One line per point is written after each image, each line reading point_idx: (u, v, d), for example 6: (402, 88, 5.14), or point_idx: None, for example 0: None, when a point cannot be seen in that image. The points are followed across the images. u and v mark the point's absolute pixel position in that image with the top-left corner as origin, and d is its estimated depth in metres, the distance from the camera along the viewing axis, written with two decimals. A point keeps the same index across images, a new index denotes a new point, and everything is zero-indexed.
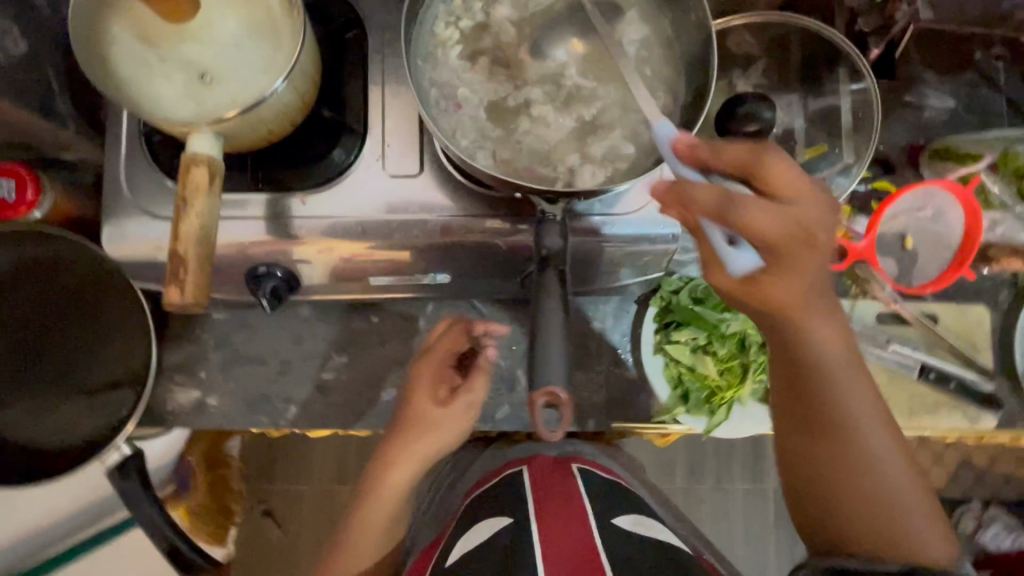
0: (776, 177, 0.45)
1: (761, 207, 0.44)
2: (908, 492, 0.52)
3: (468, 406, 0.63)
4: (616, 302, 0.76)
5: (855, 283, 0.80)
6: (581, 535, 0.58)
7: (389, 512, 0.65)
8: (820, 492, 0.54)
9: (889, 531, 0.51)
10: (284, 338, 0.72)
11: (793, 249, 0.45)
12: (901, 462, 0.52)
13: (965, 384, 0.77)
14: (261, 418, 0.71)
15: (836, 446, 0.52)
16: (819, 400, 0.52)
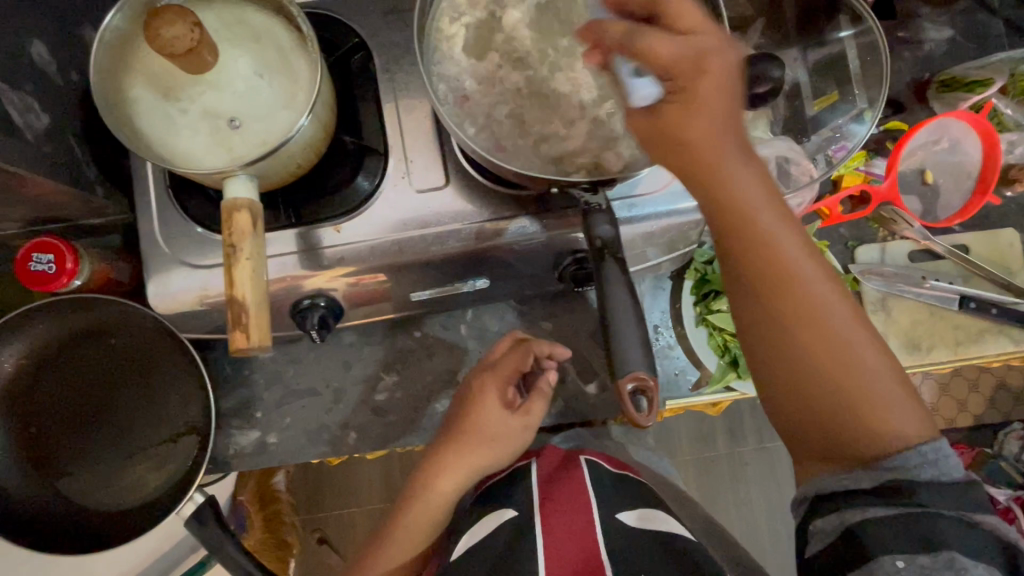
0: (674, 12, 0.41)
1: (663, 37, 0.40)
2: (869, 368, 0.43)
3: (524, 427, 0.65)
4: (651, 281, 0.77)
5: (883, 226, 0.80)
6: (582, 529, 0.62)
7: (434, 519, 0.67)
8: (770, 363, 0.45)
9: (842, 405, 0.43)
10: (331, 366, 0.73)
11: (690, 79, 0.40)
12: (858, 330, 0.43)
13: (1006, 308, 0.76)
14: (322, 448, 0.72)
15: (778, 306, 0.43)
16: (755, 255, 0.42)
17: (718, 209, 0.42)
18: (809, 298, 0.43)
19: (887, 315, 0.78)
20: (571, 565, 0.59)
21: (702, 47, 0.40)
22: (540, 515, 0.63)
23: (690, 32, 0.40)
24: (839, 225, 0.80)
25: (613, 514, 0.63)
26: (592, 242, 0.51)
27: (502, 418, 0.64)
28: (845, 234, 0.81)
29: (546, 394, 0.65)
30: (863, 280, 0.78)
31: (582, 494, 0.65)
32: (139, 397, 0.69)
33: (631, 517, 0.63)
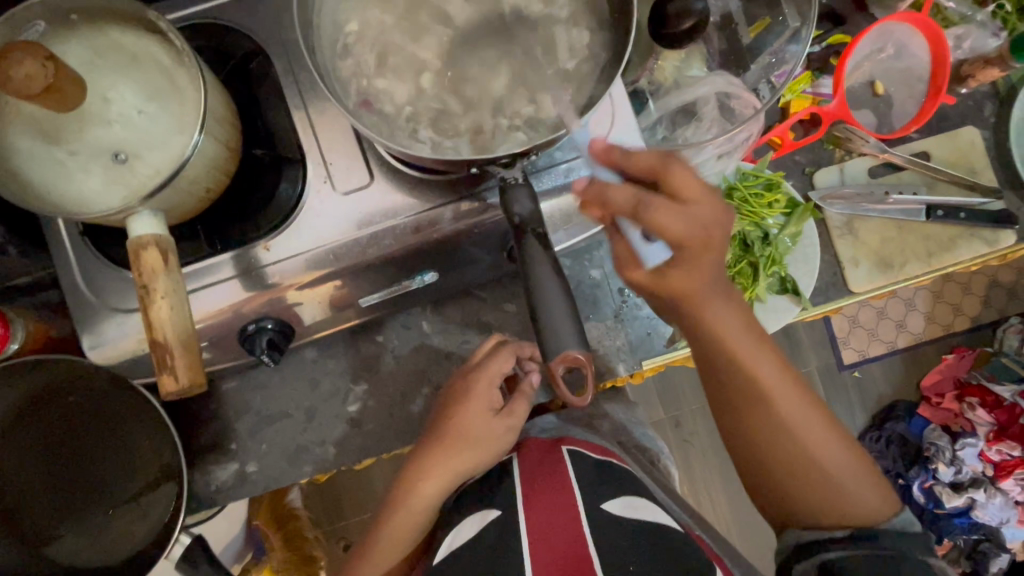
0: (677, 183, 0.44)
1: (667, 210, 0.42)
2: (849, 462, 0.55)
3: (508, 428, 0.67)
4: (608, 245, 0.75)
5: (840, 147, 0.77)
6: (570, 525, 0.63)
7: (411, 526, 0.70)
8: (763, 465, 0.56)
9: (828, 496, 0.55)
10: (299, 386, 0.71)
11: (695, 249, 0.44)
12: (828, 434, 0.55)
13: (974, 211, 0.74)
14: (306, 468, 0.71)
15: (752, 416, 0.54)
16: (733, 386, 0.53)
17: (704, 351, 0.52)
18: (785, 416, 0.53)
19: (856, 237, 0.75)
20: (558, 559, 0.60)
21: (704, 219, 0.43)
22: (521, 502, 0.67)
23: (692, 201, 0.43)
24: (794, 152, 0.77)
25: (600, 505, 0.65)
26: (510, 221, 0.49)
27: (487, 422, 0.66)
28: (802, 160, 0.77)
29: (528, 395, 0.68)
30: (825, 206, 0.75)
31: (567, 487, 0.67)
32: (104, 450, 0.67)
33: (616, 506, 0.65)
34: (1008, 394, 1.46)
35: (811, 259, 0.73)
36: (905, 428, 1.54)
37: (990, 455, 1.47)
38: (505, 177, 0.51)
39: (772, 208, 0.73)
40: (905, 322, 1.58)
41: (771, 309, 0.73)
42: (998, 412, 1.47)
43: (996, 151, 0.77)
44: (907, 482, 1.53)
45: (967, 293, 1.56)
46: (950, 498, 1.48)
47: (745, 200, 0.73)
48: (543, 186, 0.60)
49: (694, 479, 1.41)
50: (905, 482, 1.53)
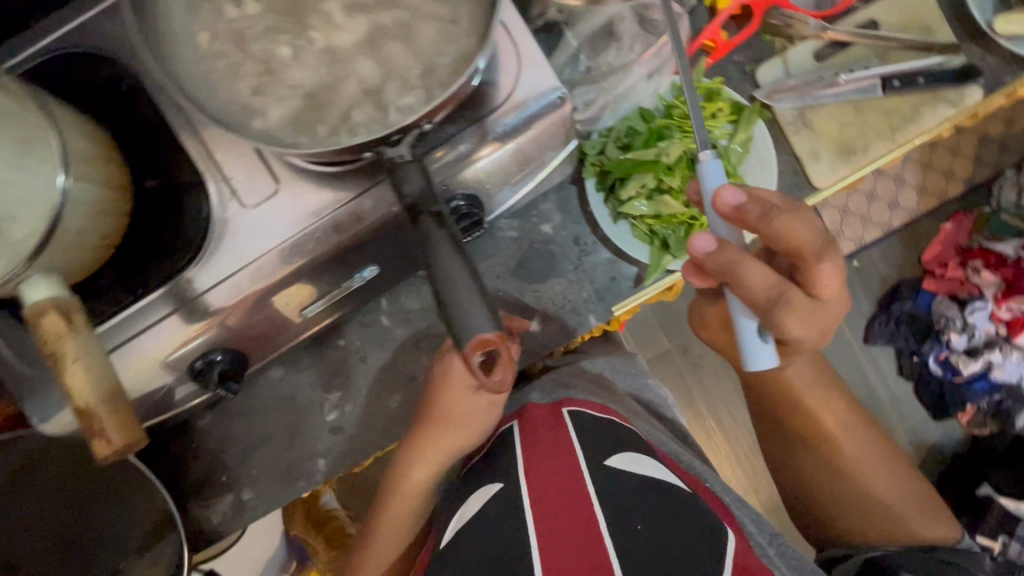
0: (817, 283, 0.50)
1: (800, 326, 0.49)
2: (906, 488, 0.70)
3: (490, 403, 0.66)
4: (554, 196, 0.70)
5: (778, 36, 0.71)
6: (574, 484, 0.63)
7: (412, 503, 0.73)
8: (832, 491, 0.71)
9: (888, 517, 0.69)
10: (273, 406, 0.70)
11: (801, 344, 0.54)
12: (888, 469, 0.70)
13: (933, 73, 0.69)
14: (300, 484, 0.70)
15: (828, 452, 0.70)
16: (802, 430, 0.70)
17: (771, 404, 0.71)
18: (857, 452, 0.69)
19: (811, 130, 0.70)
20: (563, 523, 0.59)
21: (822, 322, 0.51)
22: (522, 469, 0.66)
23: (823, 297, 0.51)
24: (732, 52, 0.70)
25: (603, 460, 0.66)
26: (402, 202, 0.47)
27: (466, 397, 0.64)
28: (742, 59, 0.70)
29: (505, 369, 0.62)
30: (773, 103, 0.69)
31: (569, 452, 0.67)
32: (93, 517, 0.66)
33: (620, 461, 0.66)
34: (1010, 250, 1.43)
35: (768, 164, 0.68)
36: (912, 305, 1.55)
37: (1001, 315, 1.43)
38: (388, 157, 0.48)
39: (716, 119, 0.68)
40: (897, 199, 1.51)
41: None
42: (1003, 270, 1.44)
43: (949, 3, 0.71)
44: (922, 357, 1.54)
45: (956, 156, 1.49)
46: (966, 364, 1.46)
47: (685, 115, 0.67)
48: (461, 152, 0.56)
49: (711, 401, 1.42)
50: (920, 358, 1.54)
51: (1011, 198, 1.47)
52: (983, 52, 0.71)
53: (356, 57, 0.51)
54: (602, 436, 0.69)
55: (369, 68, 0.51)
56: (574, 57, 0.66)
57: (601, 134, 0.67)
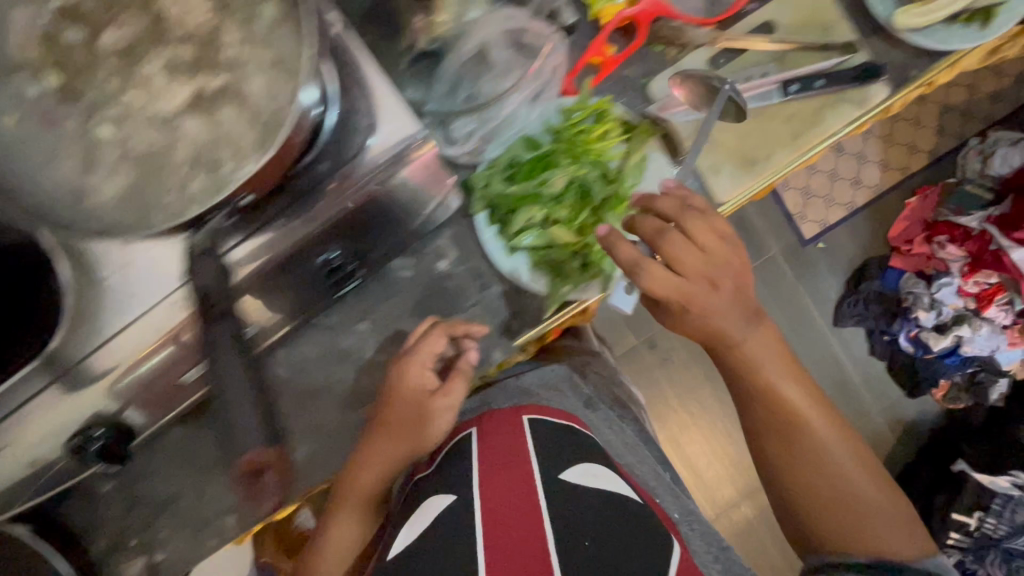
0: (672, 255, 0.58)
1: (660, 279, 0.58)
2: (874, 487, 0.66)
3: (444, 408, 0.66)
4: (448, 231, 0.67)
5: (671, 45, 0.66)
6: (525, 491, 0.64)
7: (358, 507, 0.71)
8: (794, 481, 0.66)
9: (854, 521, 0.64)
10: (178, 466, 0.68)
11: (686, 308, 0.59)
12: (858, 463, 0.66)
13: (832, 75, 0.65)
14: (211, 541, 0.69)
15: (796, 434, 0.65)
16: (780, 412, 0.65)
17: (747, 385, 0.66)
18: (823, 438, 0.65)
19: (708, 144, 0.67)
20: (511, 536, 0.59)
21: (688, 288, 0.58)
22: (477, 482, 0.65)
23: (684, 274, 0.58)
24: (623, 66, 0.66)
25: (560, 475, 0.66)
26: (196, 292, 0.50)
27: (420, 399, 0.64)
28: (634, 73, 0.67)
29: (466, 373, 0.66)
30: (666, 119, 0.66)
31: (527, 468, 0.66)
32: None
33: (575, 475, 0.66)
34: (975, 223, 1.39)
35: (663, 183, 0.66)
36: (880, 284, 1.52)
37: (968, 290, 1.41)
38: (192, 246, 0.51)
39: (606, 140, 0.64)
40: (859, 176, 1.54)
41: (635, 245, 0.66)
42: (968, 244, 1.40)
43: None
44: (893, 336, 1.51)
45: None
46: (937, 341, 1.42)
47: (573, 140, 0.64)
48: (322, 205, 0.53)
49: (673, 398, 1.40)
50: (891, 336, 1.51)
51: (976, 167, 1.47)
52: (887, 48, 0.67)
53: (192, 122, 0.49)
54: (559, 447, 0.69)
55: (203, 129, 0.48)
56: (451, 87, 0.63)
57: (486, 167, 0.64)
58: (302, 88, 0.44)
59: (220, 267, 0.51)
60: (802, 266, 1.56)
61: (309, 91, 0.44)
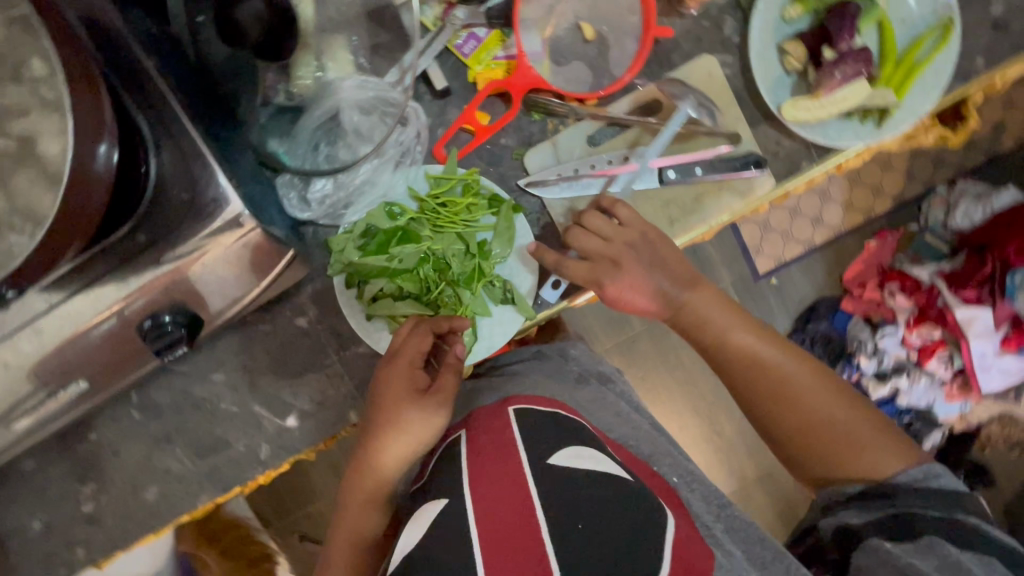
0: (583, 244, 0.61)
1: (572, 267, 0.60)
2: (856, 413, 0.60)
3: (437, 408, 0.60)
4: (311, 288, 0.66)
5: (549, 114, 0.64)
6: (517, 493, 0.53)
7: (363, 531, 0.63)
8: (787, 428, 0.61)
9: (849, 451, 0.59)
10: (26, 498, 0.68)
11: (617, 292, 0.61)
12: (834, 392, 0.61)
13: (712, 164, 0.63)
14: (60, 571, 0.69)
15: (767, 379, 0.61)
16: (740, 363, 0.62)
17: (702, 342, 0.64)
18: (794, 374, 0.61)
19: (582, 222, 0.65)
20: (505, 537, 0.50)
21: (610, 280, 0.60)
22: (466, 477, 0.54)
23: (604, 264, 0.60)
24: (498, 134, 0.64)
25: (545, 460, 0.55)
26: None
27: (411, 401, 0.59)
28: (509, 143, 0.64)
29: (455, 368, 0.60)
30: (538, 192, 0.63)
31: (512, 454, 0.56)
32: None
33: (564, 457, 0.55)
34: (926, 275, 1.33)
35: (527, 259, 0.64)
36: (828, 326, 1.42)
37: (911, 341, 1.35)
38: None
39: (472, 213, 0.62)
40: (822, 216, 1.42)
41: (499, 319, 0.65)
42: (917, 296, 1.34)
43: (745, 79, 0.64)
44: None
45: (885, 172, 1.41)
46: (875, 389, 1.37)
47: (435, 211, 0.62)
48: (134, 273, 0.51)
49: None
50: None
51: (939, 217, 1.39)
52: (779, 136, 0.64)
53: None
54: (548, 430, 0.57)
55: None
56: (309, 145, 0.62)
57: (346, 230, 0.62)
58: (73, 174, 0.40)
59: None
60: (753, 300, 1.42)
61: (105, 145, 0.42)
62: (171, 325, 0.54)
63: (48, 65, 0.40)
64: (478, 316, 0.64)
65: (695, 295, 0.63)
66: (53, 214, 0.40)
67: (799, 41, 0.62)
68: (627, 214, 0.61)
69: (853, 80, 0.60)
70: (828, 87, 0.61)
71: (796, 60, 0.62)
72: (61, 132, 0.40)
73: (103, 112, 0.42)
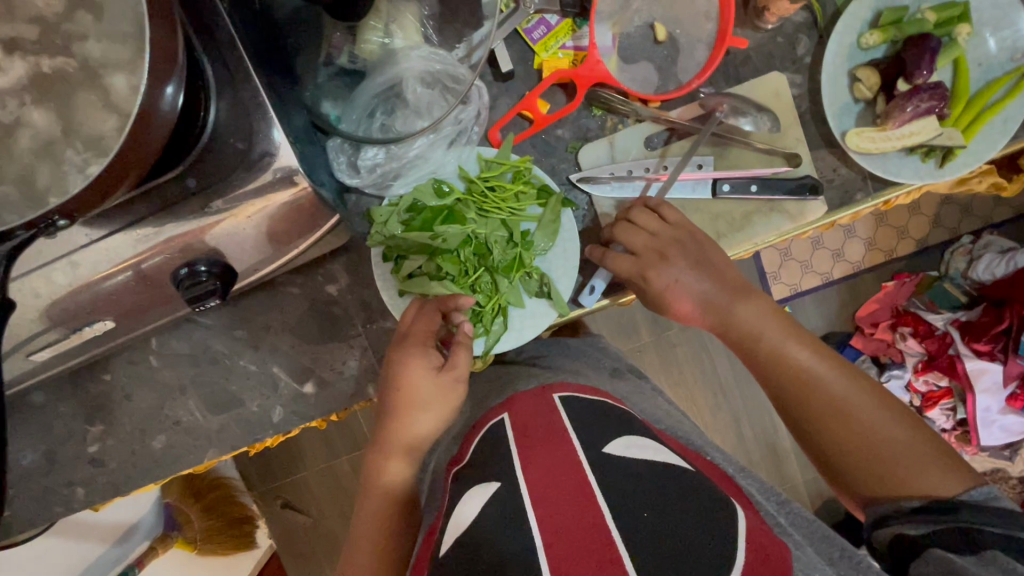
0: (630, 237, 0.60)
1: (619, 258, 0.60)
2: (907, 431, 0.55)
3: (455, 383, 0.59)
4: (346, 255, 0.65)
5: (610, 113, 0.63)
6: (574, 478, 0.49)
7: (387, 508, 0.62)
8: (825, 441, 0.57)
9: (894, 469, 0.54)
10: (32, 431, 0.67)
11: (660, 291, 0.60)
12: (882, 407, 0.56)
13: (768, 182, 0.62)
14: (57, 509, 0.69)
15: (807, 388, 0.57)
16: (783, 370, 0.59)
17: (749, 350, 0.60)
18: (837, 386, 0.57)
19: None
20: (566, 520, 0.45)
21: (657, 275, 0.60)
22: (520, 464, 0.51)
23: (649, 260, 0.59)
24: (555, 125, 0.63)
25: (603, 449, 0.52)
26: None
27: (427, 378, 0.58)
28: (565, 135, 0.63)
29: (468, 344, 0.59)
30: (588, 189, 0.62)
31: (567, 441, 0.53)
32: None
33: (619, 447, 0.52)
34: (940, 322, 1.32)
35: (569, 256, 0.63)
36: None
37: (917, 387, 1.36)
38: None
39: (519, 201, 0.62)
40: (846, 250, 1.42)
41: (531, 313, 0.63)
42: (928, 342, 1.32)
43: (810, 101, 0.64)
44: None
45: (915, 215, 1.41)
46: None
47: (483, 194, 0.61)
48: (179, 218, 0.51)
49: None
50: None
51: (960, 266, 1.38)
52: (837, 163, 0.64)
53: None
54: (602, 419, 0.56)
55: (32, 113, 0.40)
56: (366, 111, 0.60)
57: (392, 202, 0.61)
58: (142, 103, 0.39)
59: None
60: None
61: (172, 85, 0.41)
62: (207, 274, 0.53)
63: None
64: (510, 306, 0.63)
65: (738, 301, 0.60)
66: (118, 144, 0.39)
67: (873, 69, 0.60)
68: (671, 215, 0.60)
69: (922, 116, 0.59)
70: (898, 120, 0.59)
71: (867, 88, 0.61)
72: (136, 63, 0.39)
73: (174, 50, 0.41)
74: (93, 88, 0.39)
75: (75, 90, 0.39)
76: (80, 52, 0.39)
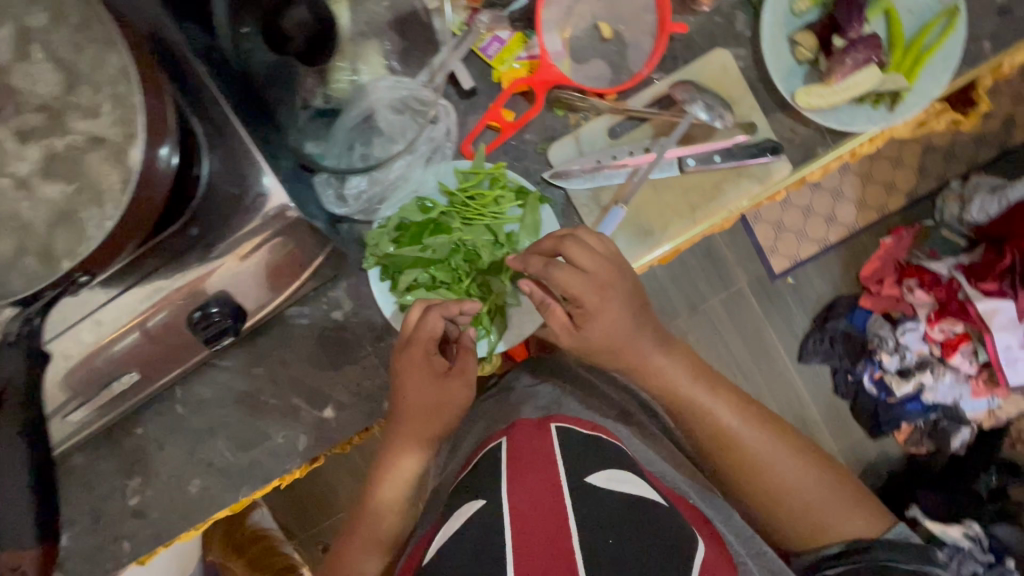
0: (575, 255, 0.57)
1: (567, 273, 0.56)
2: (822, 478, 0.64)
3: (463, 385, 0.65)
4: (346, 282, 0.69)
5: (571, 111, 0.67)
6: (550, 497, 0.51)
7: (401, 499, 0.69)
8: (759, 499, 0.65)
9: (819, 518, 0.63)
10: (74, 493, 0.70)
11: (595, 298, 0.58)
12: (803, 459, 0.64)
13: (731, 151, 0.65)
14: (106, 565, 0.72)
15: (740, 451, 0.64)
16: (715, 437, 0.64)
17: (683, 415, 0.65)
18: (764, 447, 0.64)
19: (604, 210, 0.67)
20: (537, 535, 0.47)
21: (600, 284, 0.57)
22: (506, 476, 0.54)
23: (597, 274, 0.58)
24: (523, 130, 0.67)
25: (583, 477, 0.54)
26: None
27: (431, 387, 0.62)
28: (534, 138, 0.67)
29: (472, 349, 0.65)
30: (563, 183, 0.66)
31: (552, 466, 0.55)
32: None
33: (600, 477, 0.54)
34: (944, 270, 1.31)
35: None
36: (847, 324, 1.40)
37: (934, 336, 1.33)
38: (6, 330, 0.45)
39: (500, 205, 0.65)
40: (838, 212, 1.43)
41: (527, 308, 0.67)
42: (937, 291, 1.32)
43: (758, 70, 0.67)
44: (856, 377, 1.40)
45: (898, 167, 1.43)
46: (900, 386, 1.34)
47: (465, 204, 0.65)
48: (188, 265, 0.55)
49: None
50: (855, 377, 1.40)
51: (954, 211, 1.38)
52: (795, 122, 0.67)
53: None
54: (591, 451, 0.59)
55: (46, 189, 0.44)
56: (345, 144, 0.64)
57: (381, 224, 0.65)
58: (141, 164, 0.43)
59: (34, 355, 0.45)
60: (773, 299, 1.43)
61: (166, 146, 0.46)
62: (218, 314, 0.56)
63: (123, 63, 0.43)
64: (508, 305, 0.67)
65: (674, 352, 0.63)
66: (122, 205, 0.43)
67: (809, 32, 0.64)
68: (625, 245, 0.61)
69: (863, 67, 0.63)
70: (841, 74, 0.63)
71: (807, 49, 0.65)
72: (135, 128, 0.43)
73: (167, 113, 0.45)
74: (92, 155, 0.43)
75: (80, 159, 0.44)
76: (79, 128, 0.44)
